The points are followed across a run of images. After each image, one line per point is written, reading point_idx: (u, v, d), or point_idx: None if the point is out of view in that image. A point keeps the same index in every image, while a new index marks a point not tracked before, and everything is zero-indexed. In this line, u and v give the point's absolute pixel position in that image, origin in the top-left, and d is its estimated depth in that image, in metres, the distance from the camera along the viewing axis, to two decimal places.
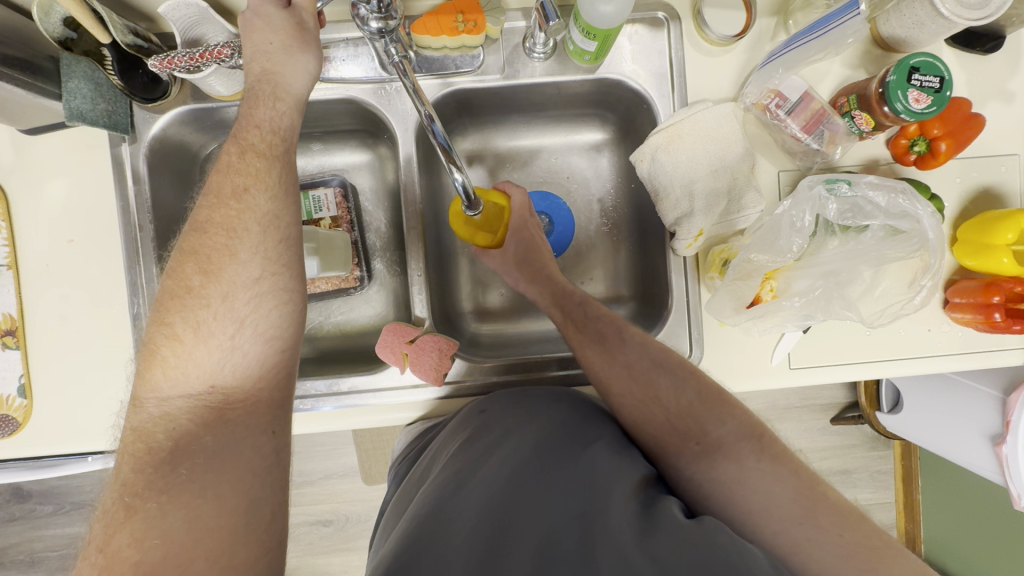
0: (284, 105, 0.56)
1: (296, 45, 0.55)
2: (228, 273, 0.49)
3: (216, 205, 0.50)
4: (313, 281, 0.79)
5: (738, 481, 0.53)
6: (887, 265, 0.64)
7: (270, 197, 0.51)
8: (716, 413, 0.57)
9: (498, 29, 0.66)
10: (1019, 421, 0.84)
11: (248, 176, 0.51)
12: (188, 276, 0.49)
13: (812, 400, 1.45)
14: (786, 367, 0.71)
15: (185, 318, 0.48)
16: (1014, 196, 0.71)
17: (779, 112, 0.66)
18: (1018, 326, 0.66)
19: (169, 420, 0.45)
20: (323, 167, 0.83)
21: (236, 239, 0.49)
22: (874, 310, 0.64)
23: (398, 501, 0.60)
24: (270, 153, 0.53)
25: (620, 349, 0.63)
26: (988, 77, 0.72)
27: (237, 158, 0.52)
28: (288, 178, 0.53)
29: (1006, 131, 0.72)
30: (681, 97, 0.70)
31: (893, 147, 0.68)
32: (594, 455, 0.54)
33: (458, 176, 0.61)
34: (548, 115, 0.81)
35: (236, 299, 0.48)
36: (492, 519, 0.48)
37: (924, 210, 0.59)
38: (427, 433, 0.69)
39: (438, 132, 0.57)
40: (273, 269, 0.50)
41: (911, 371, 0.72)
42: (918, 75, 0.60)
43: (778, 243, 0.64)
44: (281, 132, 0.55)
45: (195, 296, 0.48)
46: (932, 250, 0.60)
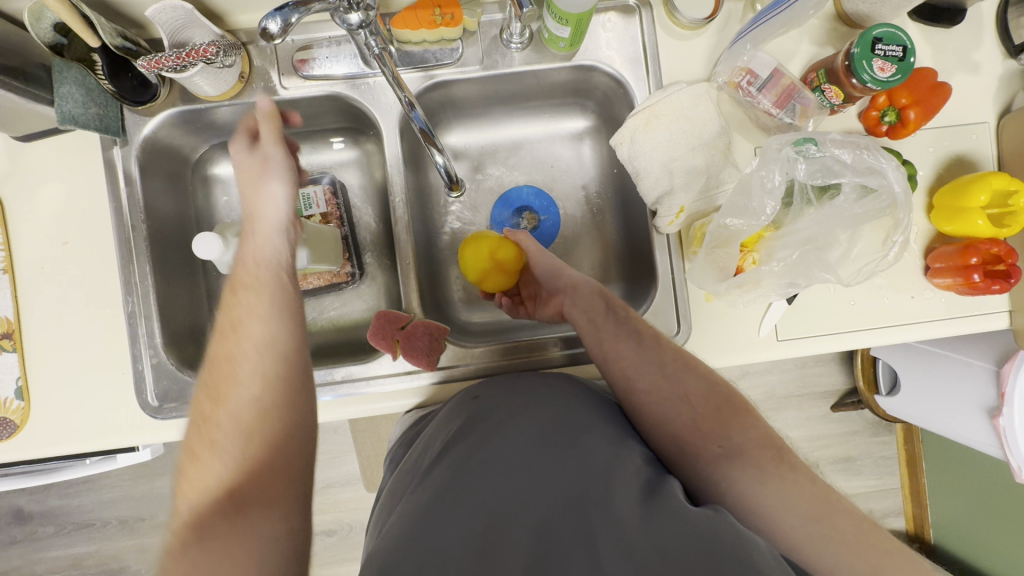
0: (266, 239, 0.59)
1: (280, 175, 0.61)
2: (233, 395, 0.50)
3: (218, 342, 0.54)
4: (306, 277, 0.80)
5: (751, 485, 0.53)
6: (860, 227, 0.64)
7: (263, 305, 0.55)
8: (739, 422, 0.58)
9: (475, 21, 0.68)
10: (1013, 391, 0.93)
11: (240, 310, 0.54)
12: (202, 408, 0.51)
13: (811, 388, 1.57)
14: (774, 340, 0.72)
15: (201, 442, 0.49)
16: (984, 163, 0.74)
17: (750, 88, 0.68)
18: (998, 286, 0.67)
19: (189, 527, 0.44)
20: (312, 165, 0.85)
21: (236, 364, 0.52)
22: (851, 270, 0.65)
23: (393, 487, 0.61)
24: (258, 285, 0.56)
25: (655, 349, 0.63)
26: (953, 49, 0.74)
27: (230, 299, 0.56)
28: (278, 300, 0.55)
29: (973, 101, 0.74)
30: (655, 80, 0.72)
31: (864, 119, 0.70)
32: (590, 439, 0.54)
33: (439, 158, 0.67)
34: (529, 107, 0.83)
35: (241, 417, 0.49)
36: (480, 514, 0.48)
37: (888, 164, 0.60)
38: (418, 423, 0.69)
39: (419, 118, 0.61)
40: (273, 380, 0.51)
41: (898, 338, 0.74)
42: (882, 45, 0.62)
43: (750, 206, 0.64)
44: (267, 262, 0.58)
45: (207, 422, 0.50)
46: (901, 206, 0.61)
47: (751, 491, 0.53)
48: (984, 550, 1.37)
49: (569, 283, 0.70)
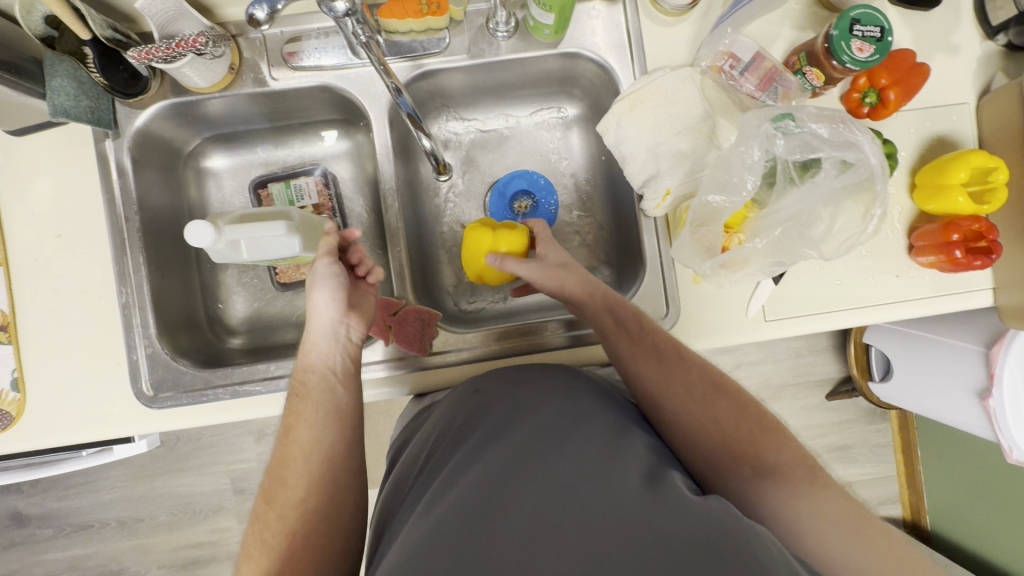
0: (313, 344, 0.65)
1: (332, 287, 0.66)
2: (281, 498, 0.57)
3: (275, 445, 0.61)
4: (299, 267, 0.82)
5: (787, 505, 0.52)
6: (840, 202, 0.65)
7: (319, 410, 0.61)
8: (772, 442, 0.58)
9: (461, 10, 0.69)
10: (1002, 372, 0.95)
11: (292, 418, 0.62)
12: (258, 505, 0.58)
13: (806, 377, 1.59)
14: (762, 320, 0.73)
15: (255, 535, 0.56)
16: (965, 143, 0.75)
17: (733, 72, 0.70)
18: (980, 262, 0.67)
19: None
20: (303, 156, 0.85)
21: (286, 469, 0.58)
22: (833, 246, 0.65)
23: (402, 478, 0.62)
24: (307, 394, 0.63)
25: (681, 368, 0.63)
26: (933, 32, 0.76)
27: (286, 406, 0.63)
28: (325, 411, 0.61)
29: (952, 82, 0.76)
30: (640, 66, 0.73)
31: (846, 101, 0.72)
32: (589, 429, 0.55)
33: (426, 142, 0.69)
34: (517, 96, 0.84)
35: (291, 514, 0.55)
36: (480, 500, 0.48)
37: (863, 136, 0.62)
38: (419, 417, 0.71)
39: (405, 103, 0.63)
40: (315, 487, 0.57)
41: (885, 318, 0.75)
42: (860, 26, 0.63)
43: (732, 181, 0.65)
44: (314, 369, 0.64)
45: (260, 520, 0.56)
46: (878, 178, 0.62)
47: (784, 504, 0.52)
48: (980, 534, 1.38)
49: (575, 301, 0.70)
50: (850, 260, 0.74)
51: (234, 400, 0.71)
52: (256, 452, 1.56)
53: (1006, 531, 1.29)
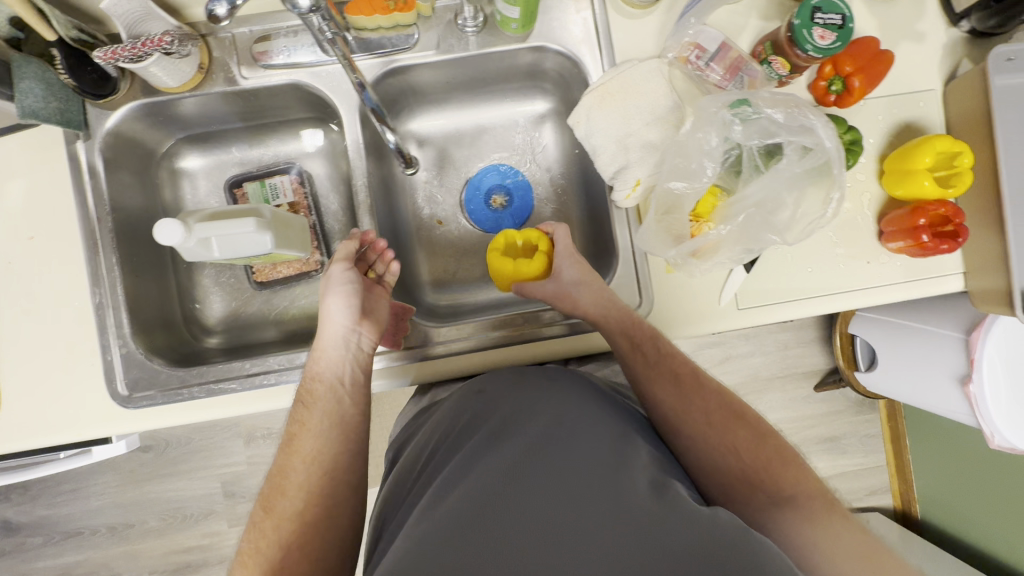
0: (323, 356, 0.67)
1: (343, 296, 0.67)
2: (280, 507, 0.59)
3: (280, 453, 0.63)
4: (275, 266, 0.82)
5: (800, 535, 0.54)
6: (800, 187, 0.65)
7: (324, 419, 0.64)
8: (790, 473, 0.59)
9: (429, 7, 0.70)
10: (981, 359, 0.96)
11: (296, 427, 0.63)
12: (257, 510, 0.60)
13: (793, 369, 1.59)
14: (734, 308, 0.73)
15: (252, 539, 0.58)
16: (932, 129, 0.76)
17: (699, 63, 0.71)
18: (946, 246, 0.68)
19: None
20: (278, 155, 0.85)
21: (287, 478, 0.60)
22: (796, 230, 0.66)
23: (409, 482, 0.63)
24: (314, 404, 0.64)
25: (698, 395, 0.65)
26: (898, 20, 0.77)
27: (292, 415, 0.65)
28: (328, 423, 0.63)
29: (919, 70, 0.76)
30: (609, 58, 0.74)
31: (813, 90, 0.72)
32: (595, 435, 0.56)
33: (390, 136, 0.70)
34: (490, 91, 0.84)
35: (289, 523, 0.57)
36: (486, 499, 0.49)
37: (817, 120, 0.62)
38: (419, 416, 0.77)
39: (370, 98, 0.63)
40: (314, 498, 0.59)
41: (857, 304, 0.75)
42: (821, 14, 0.64)
43: (692, 167, 0.67)
44: (322, 380, 0.65)
45: (258, 526, 0.58)
46: (835, 161, 0.62)
47: (801, 534, 0.54)
48: (967, 522, 1.39)
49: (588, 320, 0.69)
50: (822, 248, 0.74)
51: (210, 398, 0.71)
52: (245, 455, 1.55)
53: (993, 518, 1.30)
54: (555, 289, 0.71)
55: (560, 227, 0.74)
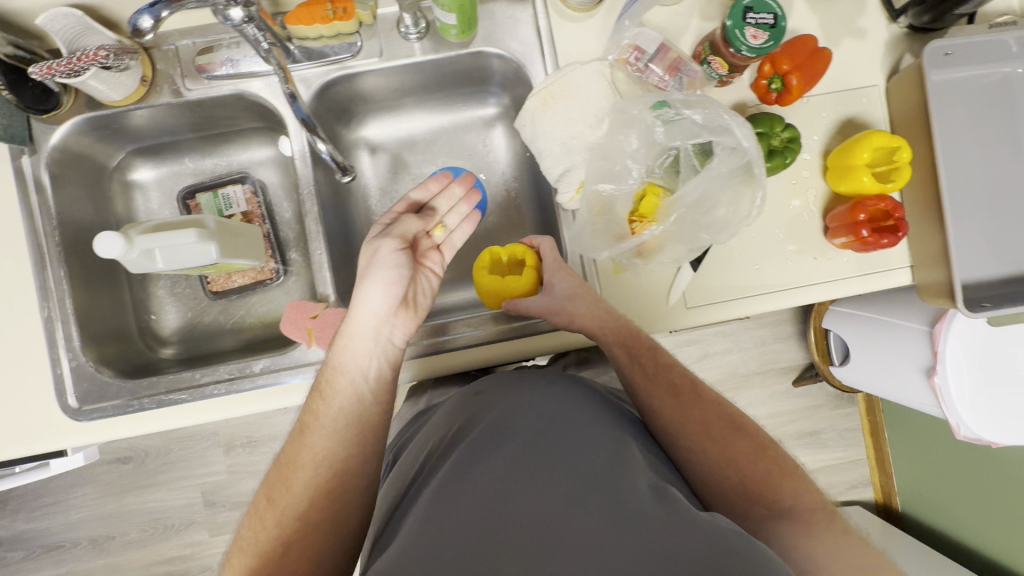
0: (351, 344, 0.64)
1: (384, 283, 0.65)
2: (284, 502, 0.58)
3: (291, 442, 0.62)
4: (230, 275, 0.83)
5: (801, 546, 0.53)
6: (726, 186, 0.67)
7: (341, 416, 0.62)
8: (789, 485, 0.59)
9: (369, 14, 0.70)
10: (945, 351, 0.96)
11: (310, 419, 0.62)
12: (261, 498, 0.60)
13: (771, 364, 1.60)
14: (683, 307, 0.74)
15: (254, 530, 0.58)
16: (875, 125, 0.76)
17: (639, 64, 0.71)
18: (887, 240, 0.69)
19: None
20: (231, 165, 0.85)
21: (295, 473, 0.60)
22: (724, 230, 0.68)
23: (405, 478, 0.64)
24: (332, 397, 0.62)
25: (696, 406, 0.65)
26: (839, 17, 0.77)
27: (309, 404, 0.64)
28: (343, 421, 0.61)
29: (861, 65, 0.77)
30: (552, 61, 0.74)
31: (755, 88, 0.73)
32: (591, 435, 0.57)
33: (323, 146, 0.72)
34: (441, 96, 0.85)
35: (289, 521, 0.57)
36: (488, 500, 0.50)
37: (733, 121, 0.65)
38: (418, 418, 0.78)
39: (299, 108, 0.66)
40: (320, 498, 0.58)
41: (805, 299, 0.76)
42: (753, 14, 0.65)
43: (617, 171, 0.70)
44: (347, 372, 0.64)
45: (261, 516, 0.59)
46: (755, 161, 0.64)
47: (800, 546, 0.53)
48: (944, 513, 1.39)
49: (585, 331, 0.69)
50: (770, 244, 0.75)
51: (161, 408, 0.71)
52: (225, 464, 1.55)
53: (969, 508, 1.30)
54: (548, 302, 0.70)
55: (545, 239, 0.73)
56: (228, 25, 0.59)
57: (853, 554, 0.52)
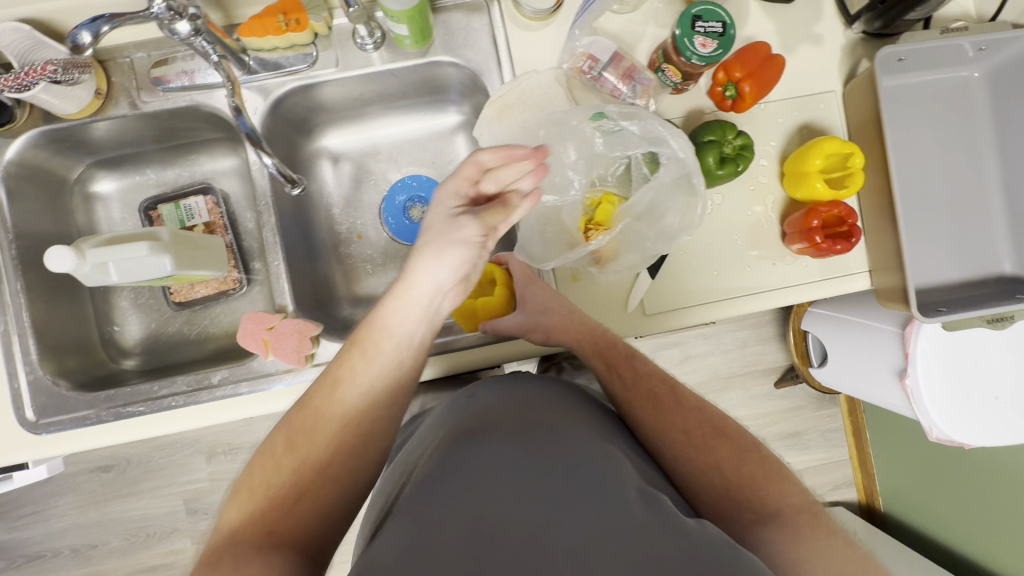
0: (400, 303, 0.60)
1: (439, 250, 0.60)
2: (307, 449, 0.54)
3: (317, 390, 0.58)
4: (193, 286, 0.83)
5: (786, 551, 0.49)
6: (666, 195, 0.70)
7: (370, 384, 0.58)
8: (774, 487, 0.55)
9: (323, 25, 0.70)
10: (916, 353, 0.95)
11: (346, 371, 0.59)
12: (275, 444, 0.55)
13: (752, 366, 1.59)
14: (642, 313, 0.74)
15: (262, 479, 0.52)
16: (832, 130, 0.77)
17: (593, 73, 0.72)
18: (840, 245, 0.69)
19: (228, 543, 0.48)
20: (194, 175, 0.86)
21: (321, 422, 0.56)
22: (663, 238, 0.69)
23: (386, 482, 0.61)
24: (373, 354, 0.59)
25: (677, 412, 0.63)
26: (796, 23, 0.77)
27: (343, 354, 0.59)
28: (387, 380, 0.59)
29: (817, 71, 0.77)
30: (508, 70, 0.74)
31: (711, 95, 0.73)
32: (575, 439, 0.55)
33: (267, 160, 0.67)
34: (403, 105, 0.85)
35: (310, 471, 0.53)
36: (472, 503, 0.47)
37: (668, 131, 0.67)
38: (408, 425, 0.75)
39: (243, 121, 0.65)
40: (346, 452, 0.55)
41: (768, 305, 0.76)
42: (702, 22, 0.65)
43: (561, 182, 0.74)
44: (397, 332, 0.60)
45: (274, 463, 0.53)
46: (691, 171, 0.67)
47: (786, 550, 0.49)
48: (926, 513, 1.39)
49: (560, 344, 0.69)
50: (730, 251, 0.75)
51: (118, 421, 0.71)
52: (207, 471, 1.55)
53: (949, 508, 1.30)
54: (524, 318, 0.70)
55: (513, 256, 0.74)
56: (175, 39, 0.60)
57: (842, 554, 0.48)
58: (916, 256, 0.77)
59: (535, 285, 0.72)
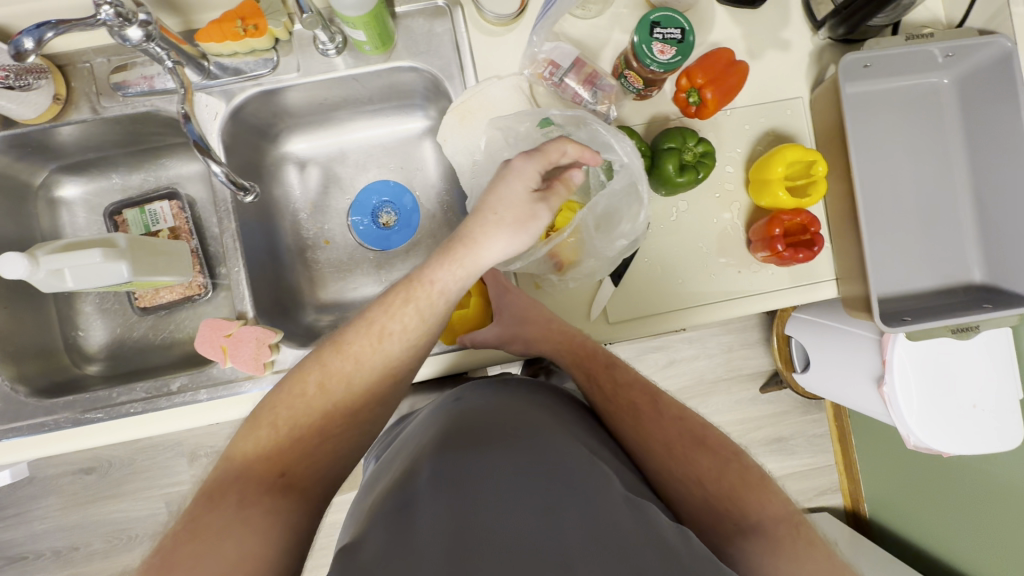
0: (464, 272, 0.59)
1: (511, 232, 0.58)
2: (337, 393, 0.55)
3: (359, 335, 0.57)
4: (158, 291, 0.82)
5: (765, 565, 0.48)
6: (619, 200, 0.69)
7: (406, 346, 0.58)
8: (756, 497, 0.53)
9: (282, 30, 0.70)
10: (893, 360, 0.94)
11: (398, 325, 0.58)
12: (306, 382, 0.55)
13: (737, 371, 1.58)
14: (605, 322, 0.74)
15: (288, 416, 0.54)
16: (798, 137, 0.76)
17: (554, 79, 0.71)
18: (802, 254, 0.69)
19: (248, 470, 0.50)
20: (160, 180, 0.85)
21: (358, 371, 0.56)
22: (614, 246, 0.69)
23: (372, 478, 0.59)
24: (424, 316, 0.58)
25: (657, 422, 0.61)
26: (763, 29, 0.76)
27: (398, 304, 0.58)
28: (423, 339, 0.59)
29: (784, 77, 0.76)
30: (471, 76, 0.74)
31: (675, 102, 0.73)
32: (558, 443, 0.52)
33: (217, 168, 0.66)
34: (370, 109, 0.84)
35: (337, 415, 0.55)
36: (455, 502, 0.45)
37: (614, 135, 0.66)
38: (394, 428, 0.74)
39: (191, 128, 0.64)
40: (369, 404, 0.57)
41: (737, 313, 0.75)
42: (660, 28, 0.64)
43: None
44: (445, 297, 0.59)
45: (302, 402, 0.54)
46: (637, 176, 0.67)
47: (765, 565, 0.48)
48: (911, 520, 1.38)
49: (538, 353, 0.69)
50: (695, 258, 0.74)
51: (76, 428, 0.71)
52: (190, 473, 1.55)
53: (934, 516, 1.28)
54: (501, 329, 0.70)
55: None
56: (127, 45, 0.59)
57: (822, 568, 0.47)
58: (886, 265, 0.76)
59: (509, 290, 0.73)
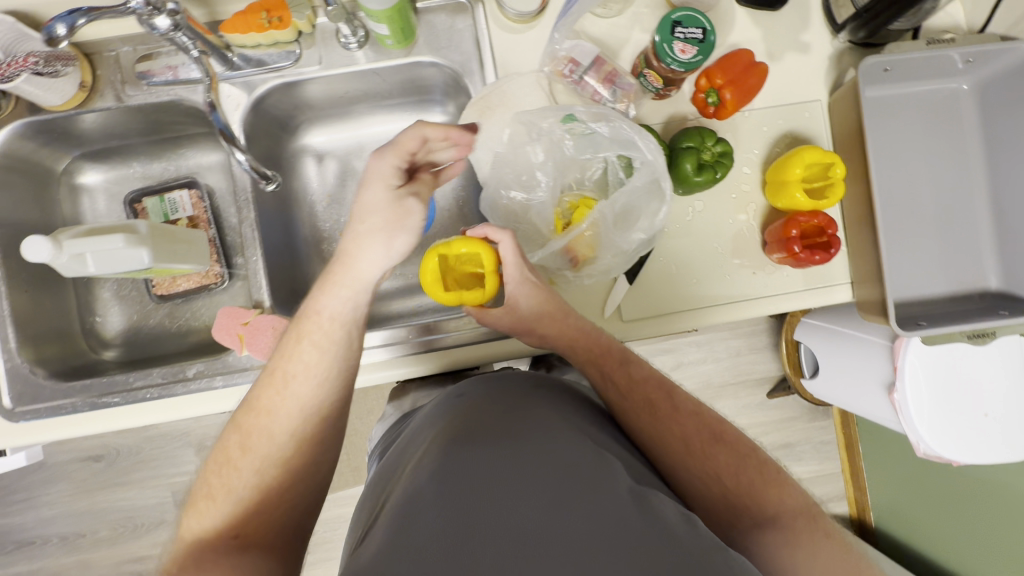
0: (349, 291, 0.61)
1: (385, 236, 0.61)
2: (263, 445, 0.55)
3: (263, 387, 0.58)
4: (176, 280, 0.83)
5: (783, 558, 0.49)
6: (637, 196, 0.69)
7: (317, 380, 0.58)
8: (774, 491, 0.54)
9: (306, 23, 0.71)
10: (905, 366, 0.93)
11: (297, 365, 0.58)
12: (229, 447, 0.56)
13: (745, 375, 1.57)
14: (618, 320, 0.74)
15: (222, 481, 0.55)
16: (816, 139, 0.76)
17: (574, 76, 0.71)
18: (819, 255, 0.69)
19: (200, 540, 0.51)
20: (180, 170, 0.86)
21: (274, 418, 0.56)
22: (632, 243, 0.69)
23: (380, 473, 0.59)
24: (320, 344, 0.59)
25: (674, 419, 0.60)
26: (783, 30, 0.77)
27: (292, 344, 0.59)
28: (331, 370, 0.59)
29: (803, 79, 0.76)
30: (490, 72, 0.74)
31: (694, 102, 0.73)
32: (566, 441, 0.52)
33: (240, 156, 0.67)
34: (388, 103, 0.85)
35: (268, 464, 0.55)
36: (460, 502, 0.45)
37: (637, 134, 0.67)
38: (400, 422, 0.74)
39: (217, 118, 0.66)
40: (302, 441, 0.57)
41: (751, 313, 0.75)
42: (681, 28, 0.65)
43: (529, 182, 0.74)
44: (335, 320, 0.60)
45: (232, 465, 0.55)
46: (659, 174, 0.67)
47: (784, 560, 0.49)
48: (919, 530, 1.36)
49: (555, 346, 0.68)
50: (711, 258, 0.74)
51: (94, 411, 0.72)
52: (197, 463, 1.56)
53: (942, 525, 1.27)
54: (514, 322, 0.67)
55: (504, 237, 0.64)
56: (155, 33, 0.60)
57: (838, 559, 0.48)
58: (900, 269, 0.76)
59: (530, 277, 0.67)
